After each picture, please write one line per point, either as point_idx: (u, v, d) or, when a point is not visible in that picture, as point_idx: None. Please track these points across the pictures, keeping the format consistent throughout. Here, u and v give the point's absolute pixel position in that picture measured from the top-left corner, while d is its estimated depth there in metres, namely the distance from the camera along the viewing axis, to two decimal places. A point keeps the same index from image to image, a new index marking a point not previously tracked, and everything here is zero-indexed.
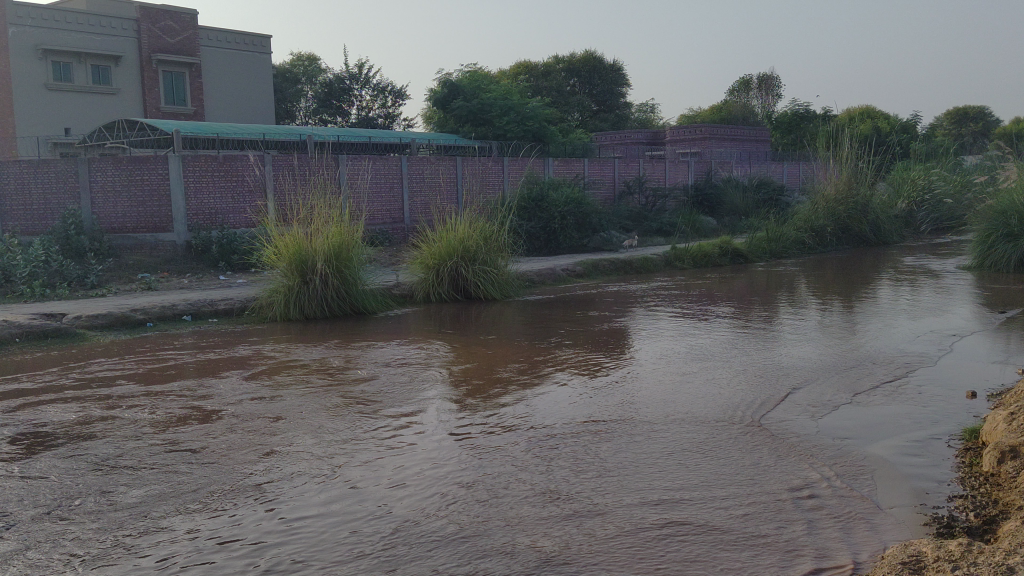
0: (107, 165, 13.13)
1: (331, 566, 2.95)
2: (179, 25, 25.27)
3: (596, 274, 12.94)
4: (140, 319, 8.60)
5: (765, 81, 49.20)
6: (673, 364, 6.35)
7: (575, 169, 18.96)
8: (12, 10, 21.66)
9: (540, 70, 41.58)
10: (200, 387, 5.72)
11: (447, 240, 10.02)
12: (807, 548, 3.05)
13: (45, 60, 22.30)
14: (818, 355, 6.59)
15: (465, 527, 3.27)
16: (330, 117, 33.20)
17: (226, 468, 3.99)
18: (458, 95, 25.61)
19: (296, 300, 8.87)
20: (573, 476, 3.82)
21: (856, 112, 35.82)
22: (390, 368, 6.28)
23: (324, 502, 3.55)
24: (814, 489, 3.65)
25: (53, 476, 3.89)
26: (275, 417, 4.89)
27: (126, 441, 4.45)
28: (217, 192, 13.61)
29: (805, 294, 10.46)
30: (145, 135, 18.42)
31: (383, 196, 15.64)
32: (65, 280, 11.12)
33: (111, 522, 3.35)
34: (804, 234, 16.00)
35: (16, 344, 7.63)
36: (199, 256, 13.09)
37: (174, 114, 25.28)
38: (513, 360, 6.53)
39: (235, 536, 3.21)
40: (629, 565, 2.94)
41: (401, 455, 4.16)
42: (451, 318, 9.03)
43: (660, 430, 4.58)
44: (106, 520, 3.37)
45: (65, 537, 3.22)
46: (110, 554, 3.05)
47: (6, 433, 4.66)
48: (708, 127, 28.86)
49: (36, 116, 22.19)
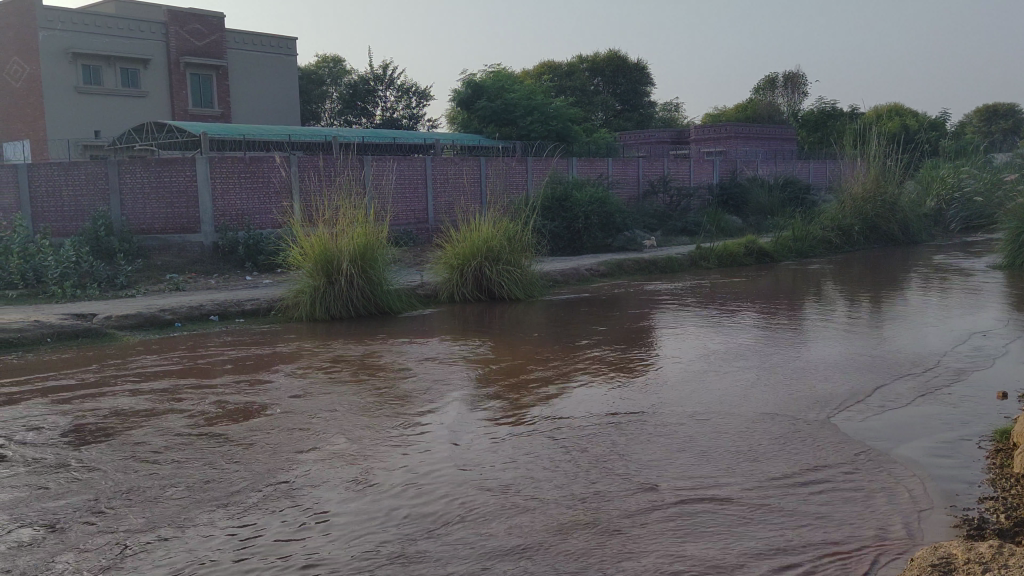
0: (137, 167, 13.30)
1: (370, 560, 2.99)
2: (206, 28, 25.50)
3: (621, 274, 12.94)
4: (168, 319, 8.71)
5: (790, 80, 48.92)
6: (700, 364, 6.36)
7: (599, 168, 18.93)
8: (41, 14, 22.00)
9: (564, 70, 41.59)
10: (228, 386, 5.78)
11: (472, 240, 10.05)
12: (836, 551, 3.04)
13: (75, 65, 22.66)
14: (846, 356, 6.56)
15: (499, 524, 3.29)
16: (355, 118, 33.72)
17: (260, 464, 4.04)
18: (482, 95, 25.76)
19: (321, 300, 8.96)
20: (601, 475, 3.86)
21: (884, 110, 35.46)
22: (417, 366, 6.33)
23: (353, 499, 3.57)
24: (843, 490, 3.65)
25: (92, 471, 3.96)
26: (303, 415, 4.92)
27: (154, 439, 4.48)
28: (243, 193, 13.75)
29: (832, 293, 10.41)
30: (172, 136, 18.62)
31: (408, 196, 15.74)
32: (96, 281, 11.30)
33: (151, 517, 3.40)
34: (831, 233, 15.91)
35: (48, 343, 7.76)
36: (226, 257, 13.24)
37: (202, 116, 25.58)
38: (538, 360, 6.55)
39: (264, 533, 3.22)
40: (661, 563, 2.96)
41: (433, 452, 4.20)
42: (474, 318, 9.07)
43: (689, 430, 4.59)
44: (145, 515, 3.42)
45: (106, 530, 3.26)
46: (139, 552, 3.06)
47: (46, 428, 4.74)
48: (732, 126, 28.75)
49: (66, 119, 22.56)
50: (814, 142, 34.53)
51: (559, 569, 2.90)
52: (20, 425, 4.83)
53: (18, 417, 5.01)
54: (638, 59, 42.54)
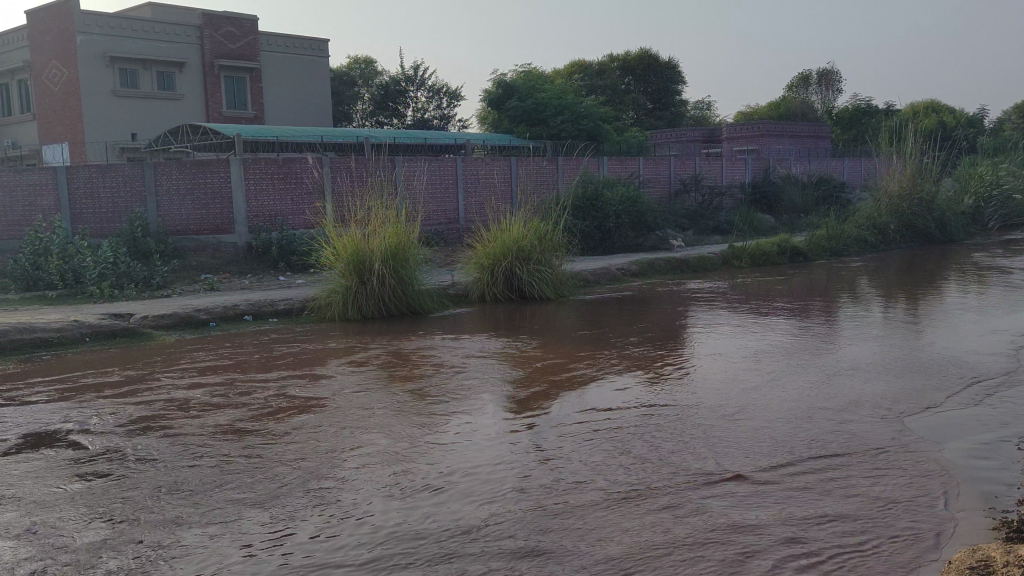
0: (172, 168, 13.48)
1: (409, 555, 3.03)
2: (240, 31, 25.82)
3: (652, 273, 12.92)
4: (203, 319, 8.85)
5: (824, 77, 48.42)
6: (733, 363, 6.35)
7: (630, 167, 18.87)
8: (79, 18, 22.39)
9: (595, 70, 41.53)
10: (262, 383, 5.85)
11: (503, 240, 10.10)
12: (875, 554, 3.02)
13: (112, 68, 23.06)
14: (883, 356, 6.50)
15: (532, 523, 3.32)
16: (387, 119, 34.19)
17: (297, 460, 4.10)
18: (513, 95, 25.80)
19: (354, 300, 9.05)
20: (639, 474, 3.87)
21: (922, 108, 34.97)
22: (450, 365, 6.37)
23: (390, 495, 3.63)
24: (877, 491, 3.64)
25: (135, 465, 4.03)
26: (335, 413, 4.96)
27: (189, 435, 4.55)
28: (277, 195, 13.96)
29: (867, 293, 10.30)
30: (206, 139, 18.88)
31: (439, 196, 15.84)
32: (133, 281, 11.51)
33: (193, 511, 3.44)
34: (866, 232, 15.75)
35: (86, 343, 7.93)
36: (259, 257, 13.44)
37: (236, 118, 25.88)
38: (571, 359, 6.57)
39: (299, 531, 3.24)
40: (699, 561, 2.97)
41: (466, 450, 4.25)
42: (505, 317, 9.11)
43: (719, 430, 4.58)
44: (186, 508, 3.48)
45: (149, 524, 3.31)
46: (174, 549, 3.08)
47: (89, 424, 4.84)
48: (765, 125, 28.48)
49: (104, 122, 22.97)
50: (848, 140, 34.15)
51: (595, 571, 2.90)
52: (58, 422, 4.92)
53: (57, 415, 5.11)
54: (669, 59, 42.33)
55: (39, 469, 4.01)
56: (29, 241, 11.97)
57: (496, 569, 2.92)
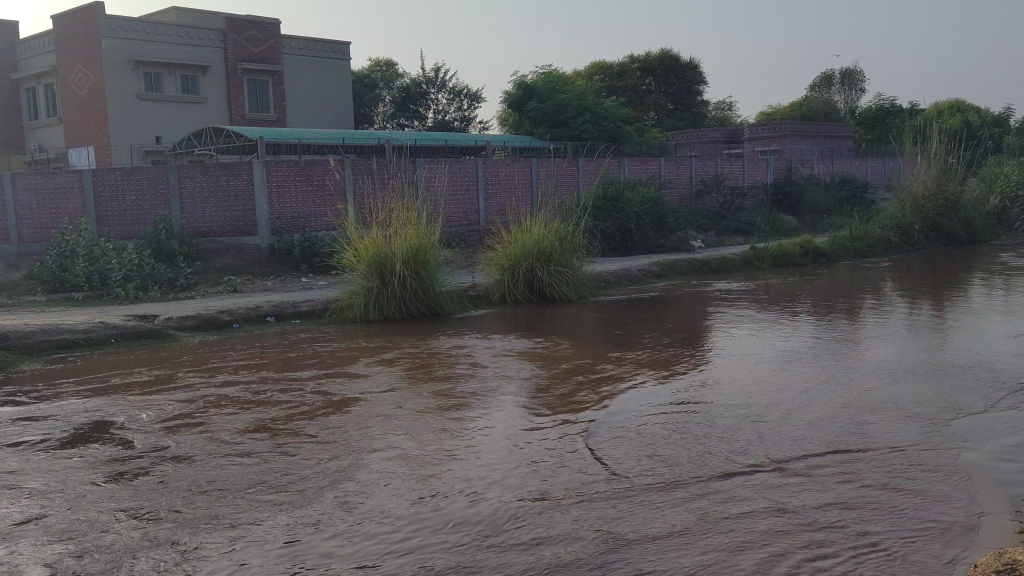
0: (196, 172, 13.62)
1: (436, 556, 3.06)
2: (263, 34, 25.98)
3: (673, 274, 12.93)
4: (226, 320, 8.96)
5: (848, 76, 48.08)
6: (756, 365, 6.34)
7: (651, 168, 18.86)
8: (105, 23, 22.62)
9: (615, 71, 41.53)
10: (285, 383, 5.91)
11: (524, 241, 10.14)
12: (901, 557, 3.01)
13: (137, 72, 23.32)
14: (906, 358, 6.47)
15: (557, 523, 3.33)
16: (408, 121, 34.31)
17: (322, 460, 4.14)
18: (533, 96, 25.82)
19: (375, 301, 9.12)
20: (661, 475, 3.89)
21: (947, 107, 34.66)
22: (471, 366, 6.41)
23: (414, 496, 3.65)
24: (900, 492, 3.64)
25: (163, 465, 4.08)
26: (357, 414, 5.00)
27: (214, 435, 4.61)
28: (299, 197, 14.10)
29: (891, 294, 10.25)
30: (229, 141, 19.06)
31: (460, 198, 15.92)
32: (157, 283, 11.65)
33: (222, 511, 3.48)
34: (890, 233, 15.65)
35: (111, 344, 8.05)
36: (281, 259, 13.58)
37: (259, 120, 26.11)
38: (593, 360, 6.60)
39: (323, 531, 3.27)
40: (725, 562, 2.98)
41: (488, 451, 4.28)
42: (526, 319, 9.15)
43: (740, 432, 4.59)
44: (215, 508, 3.52)
45: (179, 524, 3.35)
46: (204, 548, 3.12)
47: (117, 424, 4.91)
48: (787, 125, 28.35)
49: (129, 126, 23.26)
50: (871, 141, 33.88)
51: (621, 571, 2.91)
52: (86, 421, 4.99)
53: (85, 414, 5.18)
54: (691, 59, 42.17)
55: (69, 469, 4.07)
56: (55, 243, 12.10)
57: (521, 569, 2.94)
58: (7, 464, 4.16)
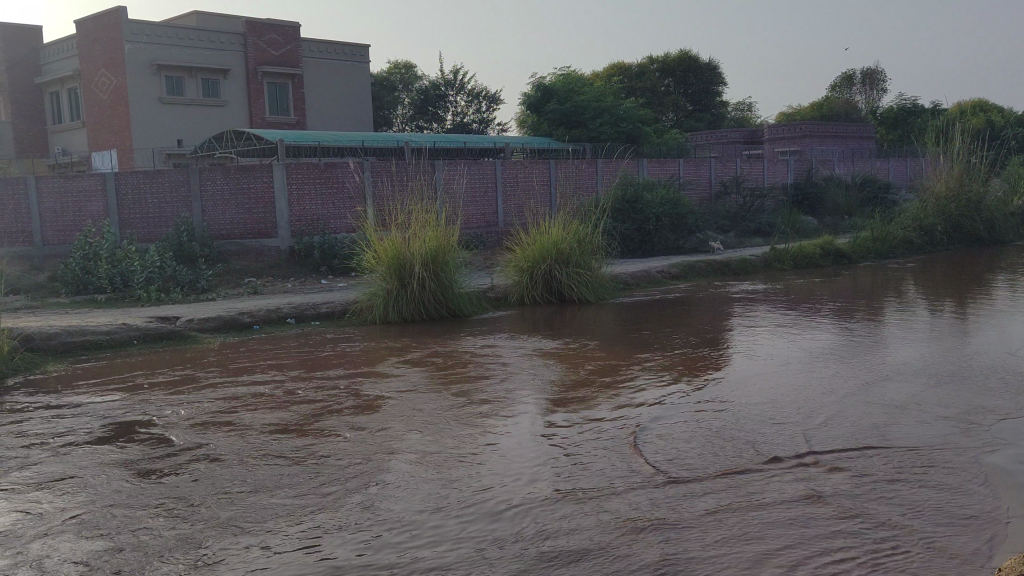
0: (217, 175, 13.75)
1: (461, 555, 3.09)
2: (283, 38, 26.13)
3: (693, 275, 12.92)
4: (247, 322, 9.05)
5: (869, 76, 47.74)
6: (778, 366, 6.33)
7: (670, 169, 18.83)
8: (127, 28, 22.88)
9: (634, 71, 41.48)
10: (307, 384, 5.97)
11: (542, 242, 10.17)
12: (924, 558, 3.02)
13: (159, 76, 23.56)
14: (928, 360, 6.43)
15: (580, 524, 3.36)
16: (427, 123, 34.41)
17: (345, 460, 4.19)
18: (552, 97, 25.82)
19: (394, 303, 9.18)
20: (683, 476, 3.92)
21: (970, 107, 34.37)
22: (491, 366, 6.44)
23: (437, 496, 3.69)
24: (923, 495, 3.64)
25: (189, 465, 4.14)
26: (379, 415, 5.05)
27: (237, 435, 4.67)
28: (318, 200, 14.20)
29: (912, 295, 10.21)
30: (250, 144, 19.20)
31: (479, 200, 15.97)
32: (179, 285, 11.77)
33: (248, 510, 3.54)
34: (913, 233, 15.56)
35: (134, 345, 8.15)
36: (301, 261, 13.69)
37: (279, 123, 26.29)
38: (613, 361, 6.62)
39: (349, 530, 3.31)
40: (747, 564, 3.00)
41: (511, 451, 4.32)
42: (545, 320, 9.18)
43: (762, 433, 4.59)
44: (242, 507, 3.57)
45: (208, 522, 3.40)
46: (233, 547, 3.17)
47: (143, 423, 4.98)
48: (808, 126, 28.22)
49: (151, 129, 23.50)
50: (893, 140, 33.63)
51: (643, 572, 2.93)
52: (112, 420, 5.07)
53: (110, 413, 5.26)
54: (710, 59, 42.00)
55: (96, 468, 4.13)
56: (79, 246, 12.23)
57: (545, 570, 2.97)
58: (37, 463, 4.23)
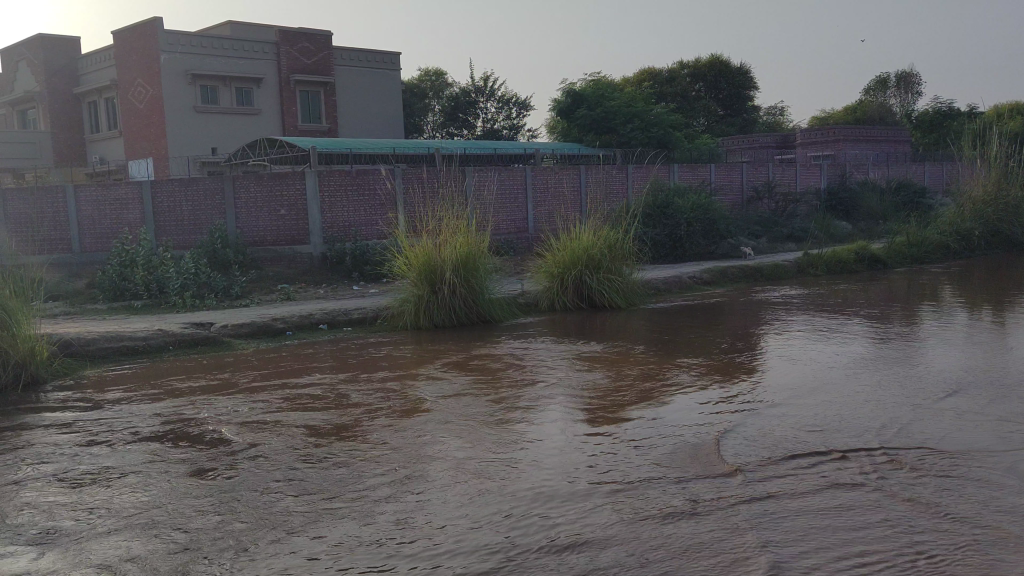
0: (250, 183, 13.94)
1: (490, 553, 3.14)
2: (315, 46, 26.40)
3: (724, 280, 12.86)
4: (281, 328, 9.17)
5: (903, 80, 47.26)
6: (811, 372, 6.32)
7: (701, 175, 18.76)
8: (163, 38, 23.25)
9: (665, 77, 41.39)
10: (337, 387, 6.04)
11: (573, 248, 10.22)
12: (952, 557, 3.04)
13: (193, 85, 23.92)
14: (967, 366, 6.38)
15: (607, 523, 3.40)
16: (458, 130, 34.59)
17: (378, 461, 4.26)
18: (582, 103, 25.84)
19: (425, 309, 9.26)
20: (713, 478, 3.95)
21: (1008, 110, 33.90)
22: (525, 371, 6.47)
23: (467, 496, 3.75)
24: (954, 496, 3.65)
25: (225, 466, 4.22)
26: (411, 417, 5.12)
27: (273, 436, 4.75)
28: (351, 207, 14.38)
29: (948, 300, 10.14)
30: (283, 152, 19.43)
31: (509, 206, 16.04)
32: (214, 291, 11.93)
33: (280, 510, 3.61)
34: (950, 238, 15.40)
35: (169, 351, 8.28)
36: (334, 268, 13.85)
37: (311, 131, 26.55)
38: (646, 366, 6.64)
39: (380, 530, 3.37)
40: (776, 561, 3.02)
41: (542, 453, 4.38)
42: (576, 326, 9.21)
43: (793, 437, 4.61)
44: (275, 506, 3.65)
45: (242, 523, 3.47)
46: (273, 546, 3.23)
47: (179, 425, 5.07)
48: (842, 129, 27.97)
49: (185, 137, 23.84)
50: (929, 144, 33.22)
51: (672, 571, 2.97)
52: (150, 423, 5.17)
53: (148, 416, 5.36)
54: (741, 64, 41.73)
55: (135, 469, 4.23)
56: (116, 253, 12.47)
57: (576, 570, 2.99)
58: (81, 465, 4.33)
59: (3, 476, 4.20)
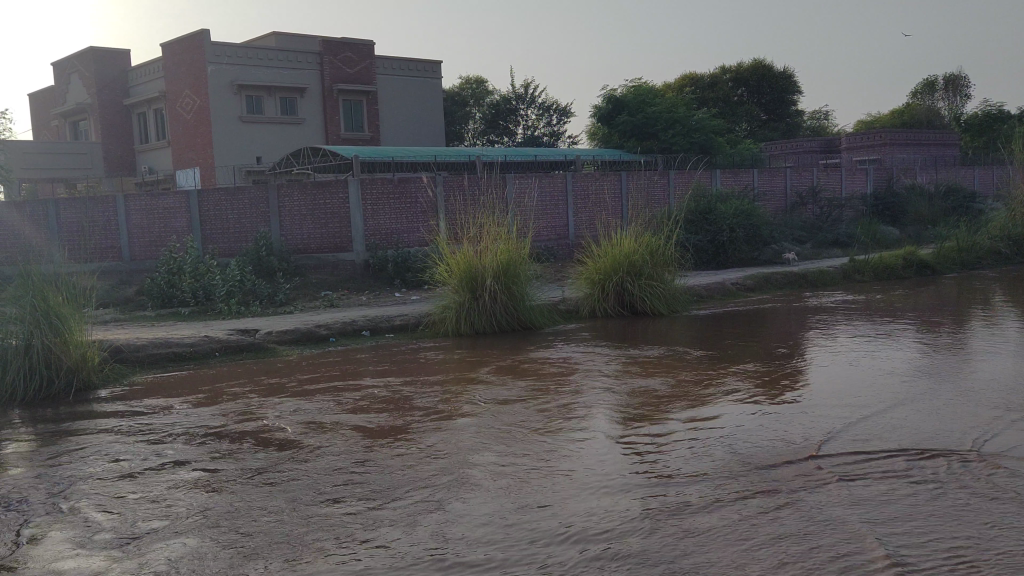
0: (294, 191, 14.17)
1: (534, 552, 3.19)
2: (358, 55, 26.72)
3: (767, 287, 12.77)
4: (324, 334, 9.31)
5: (952, 82, 46.39)
6: (857, 379, 6.30)
7: (744, 180, 18.64)
8: (209, 49, 23.67)
9: (706, 82, 41.19)
10: (382, 391, 6.14)
11: (614, 254, 10.21)
12: (999, 555, 3.03)
13: (239, 95, 24.35)
14: (1018, 373, 6.31)
15: (651, 523, 3.43)
16: (498, 138, 34.74)
17: (425, 464, 4.34)
18: (622, 109, 25.81)
19: (466, 316, 9.34)
20: (759, 480, 3.96)
21: None
22: (570, 377, 6.50)
23: (513, 499, 3.80)
24: (1004, 497, 3.62)
25: (273, 469, 4.32)
26: (456, 422, 5.20)
27: (322, 439, 4.86)
28: (393, 214, 14.54)
29: (998, 307, 9.99)
30: (326, 161, 19.71)
31: (550, 213, 16.09)
32: (259, 298, 12.17)
33: (328, 512, 3.68)
34: (1000, 243, 15.13)
35: (215, 356, 8.46)
36: (376, 274, 14.02)
37: (354, 139, 26.90)
38: (690, 372, 6.65)
39: (428, 531, 3.43)
40: (821, 560, 3.04)
41: (587, 457, 4.43)
42: (618, 332, 9.23)
43: (840, 444, 4.60)
44: (322, 509, 3.73)
45: (290, 525, 3.55)
46: (323, 548, 3.30)
47: (228, 428, 5.20)
48: (889, 133, 27.59)
49: (230, 147, 24.27)
50: (978, 147, 32.63)
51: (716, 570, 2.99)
52: (201, 426, 5.31)
53: (199, 419, 5.50)
54: (784, 67, 41.36)
55: (188, 471, 4.35)
56: (164, 261, 12.76)
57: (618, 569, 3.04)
58: (134, 468, 4.45)
59: (63, 477, 4.35)
